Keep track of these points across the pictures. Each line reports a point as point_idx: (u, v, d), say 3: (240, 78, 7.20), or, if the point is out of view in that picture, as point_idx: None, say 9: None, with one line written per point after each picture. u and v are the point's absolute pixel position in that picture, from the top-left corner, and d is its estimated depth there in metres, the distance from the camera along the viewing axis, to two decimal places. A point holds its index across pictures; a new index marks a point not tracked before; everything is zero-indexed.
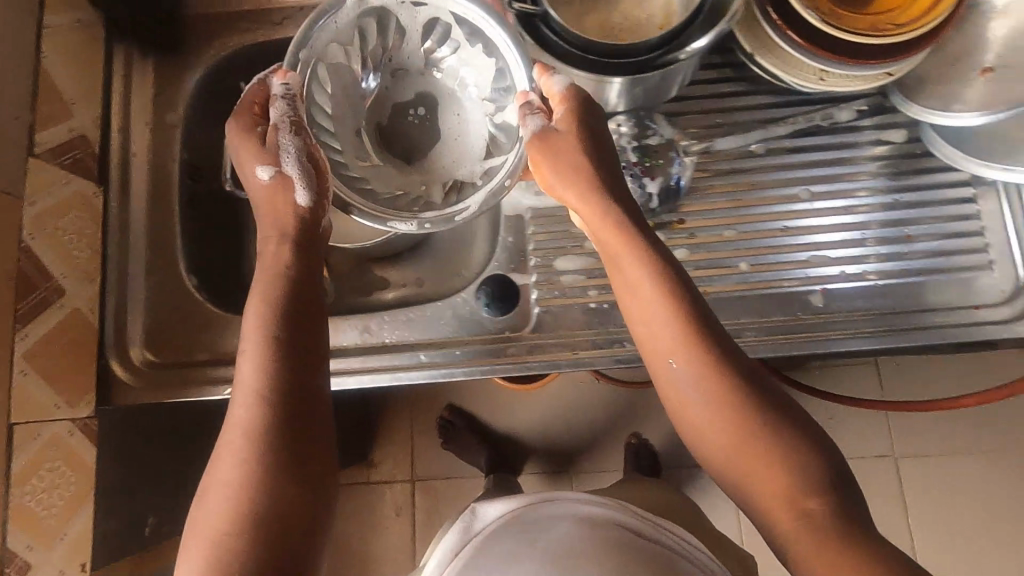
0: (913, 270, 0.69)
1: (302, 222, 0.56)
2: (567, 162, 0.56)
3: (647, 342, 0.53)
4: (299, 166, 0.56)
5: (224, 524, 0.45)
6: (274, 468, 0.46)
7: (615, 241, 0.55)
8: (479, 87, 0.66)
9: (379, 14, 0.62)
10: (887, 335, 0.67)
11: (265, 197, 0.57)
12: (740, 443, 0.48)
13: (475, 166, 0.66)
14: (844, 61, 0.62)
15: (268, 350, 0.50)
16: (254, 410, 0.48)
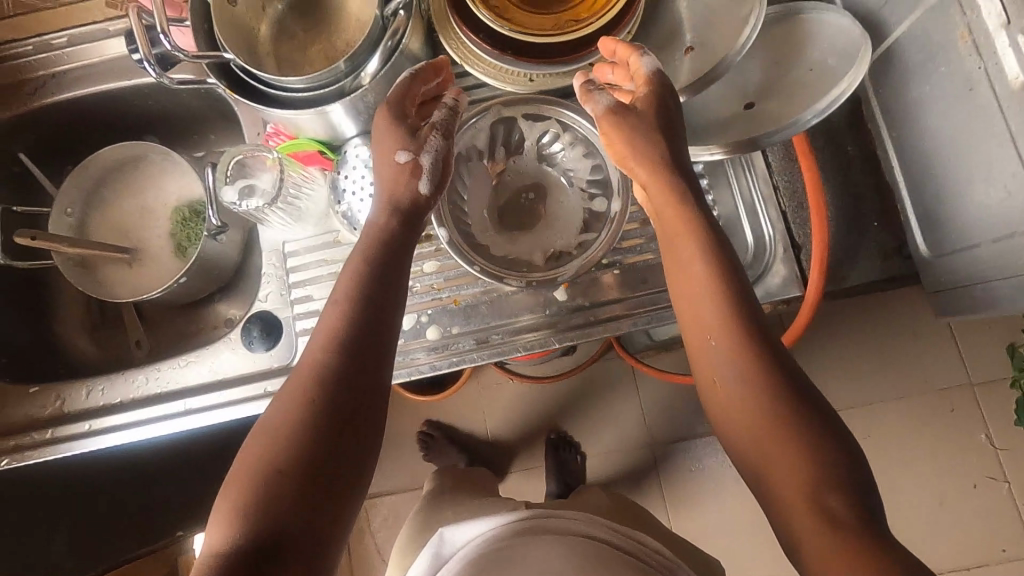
0: (647, 253, 0.68)
1: (407, 206, 0.60)
2: (639, 144, 0.59)
3: (686, 309, 0.57)
4: (434, 160, 0.61)
5: (253, 473, 0.47)
6: (319, 448, 0.48)
7: (670, 218, 0.58)
8: (574, 174, 0.67)
9: (505, 122, 0.66)
10: (624, 322, 0.67)
11: (388, 173, 0.61)
12: (750, 410, 0.50)
13: (570, 237, 0.66)
14: (547, 65, 0.62)
15: (343, 342, 0.53)
16: (321, 382, 0.51)
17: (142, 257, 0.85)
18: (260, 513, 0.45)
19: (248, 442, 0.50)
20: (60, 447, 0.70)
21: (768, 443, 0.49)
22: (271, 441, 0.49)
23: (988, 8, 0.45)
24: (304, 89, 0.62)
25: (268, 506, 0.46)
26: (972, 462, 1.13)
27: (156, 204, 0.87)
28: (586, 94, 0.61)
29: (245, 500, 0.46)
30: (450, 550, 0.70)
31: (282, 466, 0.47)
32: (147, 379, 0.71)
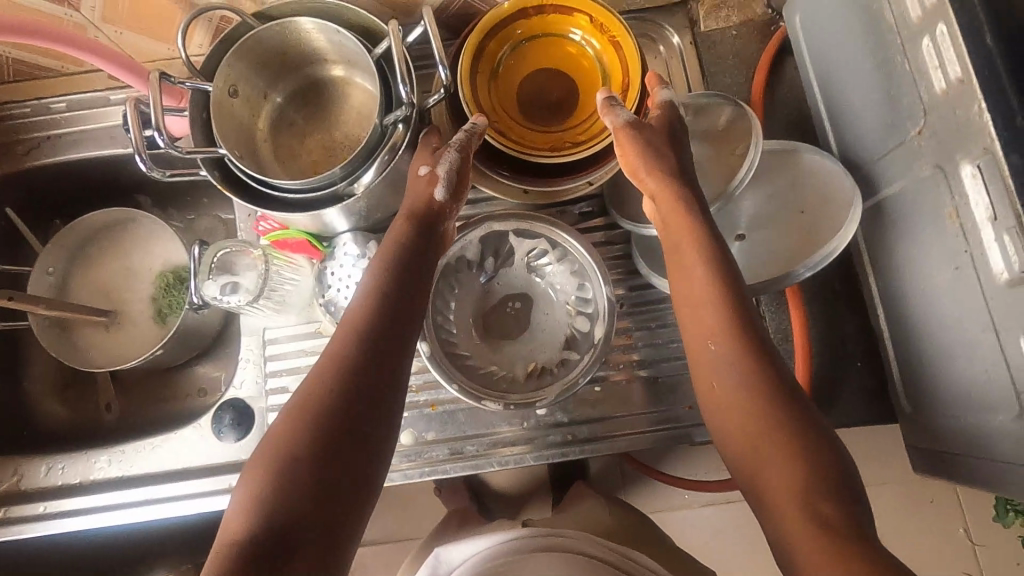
0: (629, 372, 0.68)
1: (424, 213, 0.61)
2: (649, 156, 0.57)
3: (688, 318, 0.56)
4: (449, 171, 0.60)
5: (277, 460, 0.47)
6: (335, 439, 0.48)
7: (673, 221, 0.57)
8: (562, 291, 0.67)
9: (495, 234, 0.66)
10: (603, 440, 0.66)
11: (410, 186, 0.62)
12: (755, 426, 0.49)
13: (552, 354, 0.65)
14: (543, 182, 0.64)
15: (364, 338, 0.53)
16: (340, 376, 0.51)
17: (120, 321, 0.84)
18: (275, 500, 0.45)
19: (265, 434, 0.50)
20: (12, 528, 0.67)
21: (761, 450, 0.49)
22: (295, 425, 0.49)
23: (978, 198, 0.45)
24: (302, 188, 0.61)
25: (283, 493, 0.45)
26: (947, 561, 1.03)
27: (141, 267, 0.85)
28: (607, 107, 0.59)
29: (259, 487, 0.46)
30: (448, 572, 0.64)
31: (298, 455, 0.47)
32: (109, 462, 0.69)
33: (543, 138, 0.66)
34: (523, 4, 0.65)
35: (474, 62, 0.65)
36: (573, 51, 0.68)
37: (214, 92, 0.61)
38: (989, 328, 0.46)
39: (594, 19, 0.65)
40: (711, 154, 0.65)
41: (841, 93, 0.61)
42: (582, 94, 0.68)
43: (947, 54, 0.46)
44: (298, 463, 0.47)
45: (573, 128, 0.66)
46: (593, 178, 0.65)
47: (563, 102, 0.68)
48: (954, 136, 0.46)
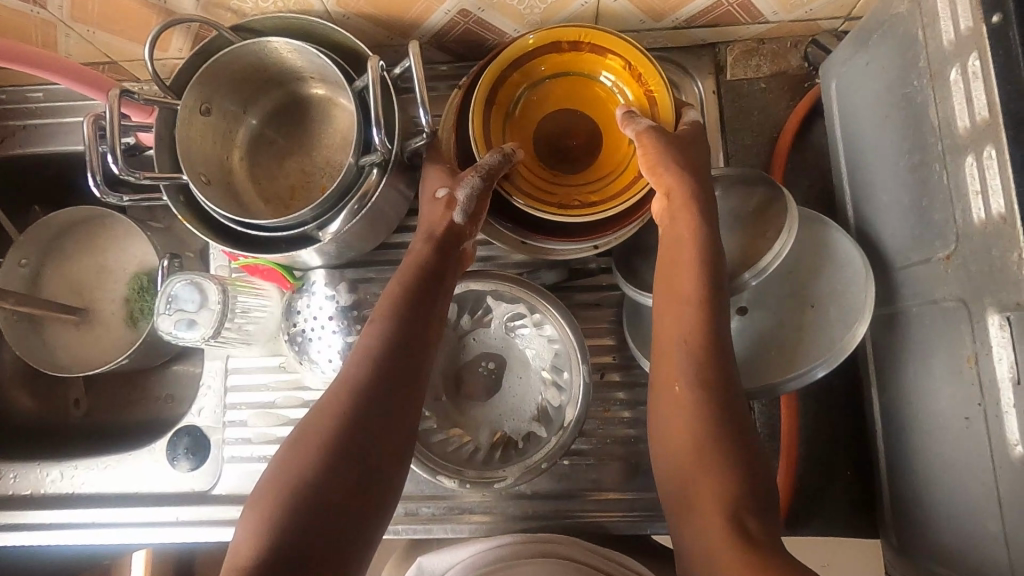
0: (602, 448, 0.64)
1: (445, 236, 0.56)
2: (671, 149, 0.53)
3: (664, 311, 0.52)
4: (469, 198, 0.55)
5: (285, 479, 0.45)
6: (349, 465, 0.46)
7: (676, 208, 0.53)
8: (538, 358, 0.63)
9: (471, 292, 0.61)
10: (565, 519, 0.63)
11: (427, 211, 0.57)
12: (706, 481, 0.46)
13: (520, 424, 0.62)
14: (545, 239, 0.58)
15: (383, 359, 0.50)
16: (357, 400, 0.48)
17: (92, 320, 0.82)
18: (286, 527, 0.42)
19: (276, 456, 0.47)
20: None
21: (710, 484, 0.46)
22: (303, 442, 0.47)
23: (1002, 353, 0.39)
24: (270, 229, 0.57)
25: (294, 520, 0.43)
26: None
27: (116, 265, 0.83)
28: (626, 118, 0.55)
29: (272, 513, 0.43)
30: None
31: (312, 482, 0.44)
32: (61, 476, 0.68)
33: (551, 189, 0.59)
34: (556, 37, 0.58)
35: (491, 93, 0.59)
36: (604, 94, 0.61)
37: (181, 111, 0.57)
38: (993, 496, 0.41)
39: (629, 64, 0.58)
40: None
41: (873, 184, 0.54)
42: (604, 146, 0.61)
43: (992, 181, 0.39)
44: (308, 481, 0.44)
45: (589, 182, 0.60)
46: (599, 242, 0.58)
47: (581, 149, 0.61)
48: (985, 277, 0.40)
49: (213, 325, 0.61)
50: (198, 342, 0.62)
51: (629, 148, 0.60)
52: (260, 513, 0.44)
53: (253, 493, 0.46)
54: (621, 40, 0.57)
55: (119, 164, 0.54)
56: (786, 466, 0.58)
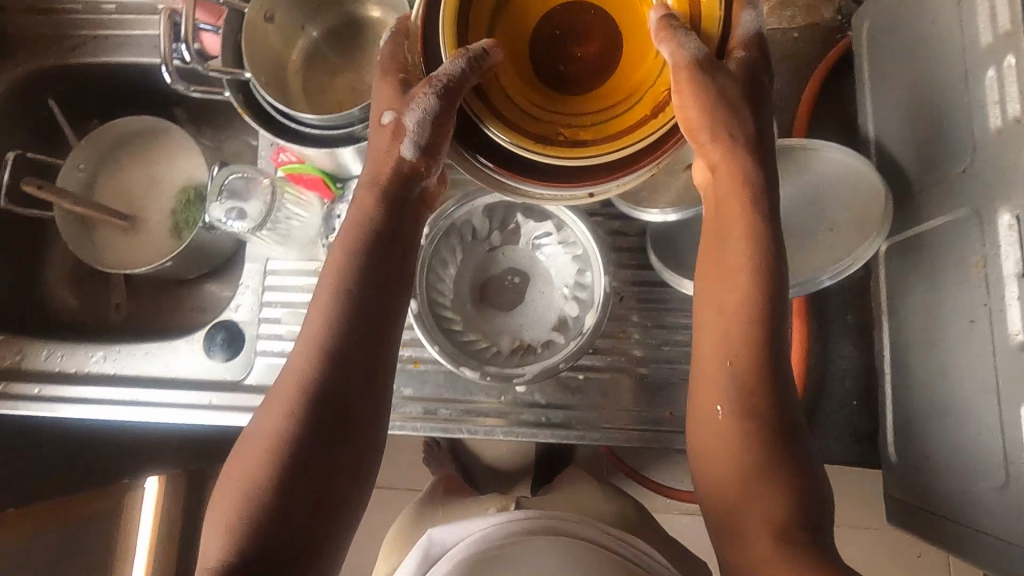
0: (615, 366, 0.67)
1: (393, 178, 0.51)
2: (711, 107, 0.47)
3: (707, 326, 0.52)
4: (422, 122, 0.47)
5: (247, 488, 0.45)
6: (304, 469, 0.46)
7: (727, 206, 0.52)
8: (562, 274, 0.66)
9: (502, 203, 0.65)
10: (575, 431, 0.65)
11: (376, 141, 0.52)
12: (738, 480, 0.49)
13: (539, 333, 0.65)
14: (534, 182, 0.45)
15: (331, 350, 0.48)
16: (305, 399, 0.47)
17: (139, 226, 0.87)
18: (245, 529, 0.44)
19: (234, 457, 0.48)
20: (5, 402, 0.71)
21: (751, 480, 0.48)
22: (262, 446, 0.47)
23: (1010, 250, 0.42)
24: (321, 126, 0.61)
25: (252, 524, 0.44)
26: None
27: (166, 178, 0.88)
28: (664, 32, 0.43)
29: (229, 515, 0.45)
30: (439, 552, 0.65)
31: (271, 478, 0.45)
32: (104, 358, 0.73)
33: (538, 113, 0.44)
34: None
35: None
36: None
37: (248, 11, 0.61)
38: (992, 392, 0.44)
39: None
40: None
41: (898, 116, 0.57)
42: (623, 59, 0.47)
43: (1010, 88, 0.42)
44: (270, 485, 0.45)
45: (589, 110, 0.45)
46: (597, 192, 0.43)
47: (587, 61, 0.46)
48: (999, 182, 0.43)
49: (258, 216, 0.66)
50: (243, 231, 0.67)
51: (653, 66, 0.46)
52: (224, 521, 0.45)
53: (216, 496, 0.47)
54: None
55: (198, 61, 0.60)
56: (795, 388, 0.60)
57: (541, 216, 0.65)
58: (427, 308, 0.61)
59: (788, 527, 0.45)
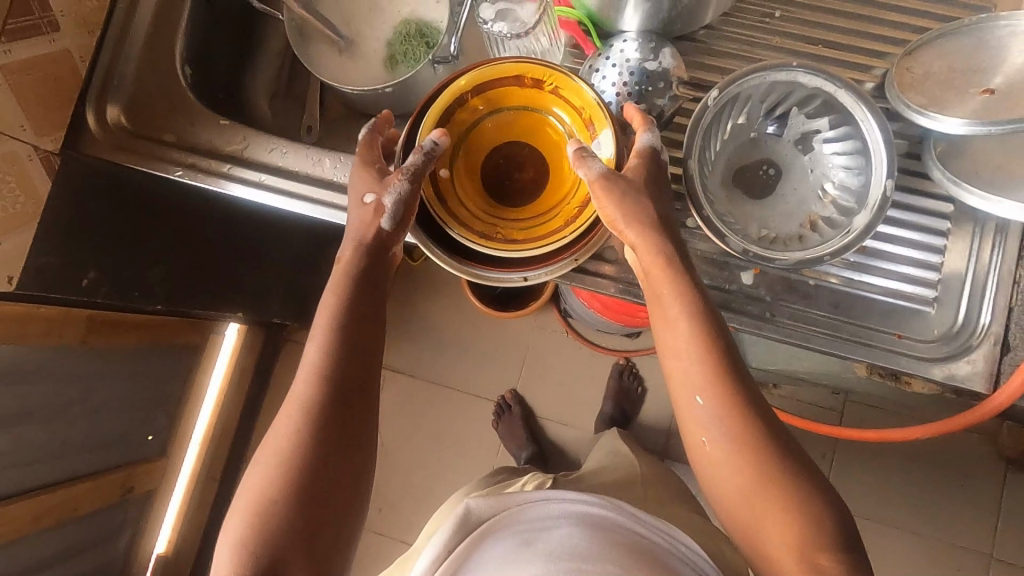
0: (853, 280, 0.65)
1: (373, 244, 0.60)
2: (628, 202, 0.56)
3: (673, 369, 0.58)
4: (395, 202, 0.58)
5: (264, 502, 0.51)
6: (310, 472, 0.52)
7: (657, 279, 0.58)
8: (827, 172, 0.64)
9: (791, 85, 0.62)
10: (800, 332, 0.64)
11: (357, 217, 0.60)
12: (751, 503, 0.54)
13: (789, 227, 0.64)
14: (502, 271, 0.59)
15: (322, 379, 0.55)
16: (304, 416, 0.54)
17: (353, 50, 0.84)
18: (260, 540, 0.50)
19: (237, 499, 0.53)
20: (226, 184, 0.72)
21: (764, 511, 0.54)
22: (268, 457, 0.53)
23: None
24: None
25: (270, 531, 0.50)
26: (929, 554, 1.23)
27: (390, 8, 0.85)
28: (580, 159, 0.57)
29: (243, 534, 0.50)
30: (477, 521, 0.68)
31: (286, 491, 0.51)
32: (313, 159, 0.72)
33: (486, 217, 0.62)
34: (498, 73, 0.60)
35: (445, 114, 0.61)
36: (554, 136, 0.63)
37: None
38: None
39: (583, 111, 0.60)
40: None
41: None
42: (549, 187, 0.63)
43: None
44: (292, 482, 0.52)
45: (522, 219, 0.62)
46: (530, 275, 0.59)
47: (524, 183, 0.63)
48: None
49: (522, 25, 0.67)
50: (497, 34, 0.68)
51: (569, 191, 0.62)
52: (240, 541, 0.50)
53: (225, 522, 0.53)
54: (580, 88, 0.59)
55: None
56: None
57: (822, 112, 0.63)
58: (695, 174, 0.61)
59: (812, 556, 0.51)
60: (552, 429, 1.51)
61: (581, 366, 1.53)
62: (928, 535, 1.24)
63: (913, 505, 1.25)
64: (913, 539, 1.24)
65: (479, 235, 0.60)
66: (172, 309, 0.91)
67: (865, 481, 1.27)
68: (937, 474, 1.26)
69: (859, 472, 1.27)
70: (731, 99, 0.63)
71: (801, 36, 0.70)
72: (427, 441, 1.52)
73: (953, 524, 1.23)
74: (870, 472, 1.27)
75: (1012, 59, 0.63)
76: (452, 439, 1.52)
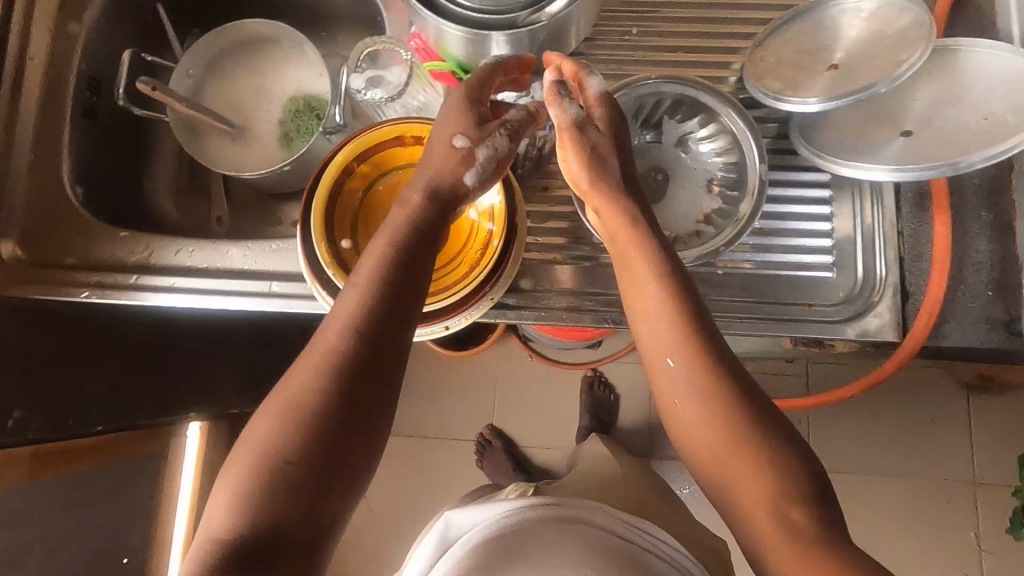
0: (758, 262, 0.68)
1: (447, 196, 0.57)
2: (598, 164, 0.58)
3: (645, 335, 0.56)
4: (490, 155, 0.58)
5: (262, 461, 0.47)
6: (304, 473, 0.47)
7: (622, 243, 0.58)
8: (706, 168, 0.68)
9: (657, 95, 0.66)
10: (721, 322, 0.67)
11: (439, 160, 0.57)
12: (728, 463, 0.51)
13: (686, 226, 0.67)
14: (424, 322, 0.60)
15: (333, 370, 0.50)
16: (313, 389, 0.49)
17: (246, 136, 0.85)
18: (253, 508, 0.46)
19: (225, 472, 0.49)
20: (139, 295, 0.71)
21: (744, 475, 0.50)
22: (270, 411, 0.50)
23: None
24: (474, 10, 0.62)
25: (260, 502, 0.46)
26: (915, 493, 1.26)
27: (275, 89, 0.86)
28: (555, 96, 0.59)
29: (223, 508, 0.46)
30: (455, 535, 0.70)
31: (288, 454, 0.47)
32: (222, 254, 0.72)
33: None
34: (380, 137, 0.62)
35: (336, 186, 0.62)
36: None
37: None
38: None
39: None
40: (876, 50, 0.66)
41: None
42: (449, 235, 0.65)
43: None
44: (287, 448, 0.48)
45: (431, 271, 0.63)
46: (450, 322, 0.60)
47: None
48: None
49: (393, 87, 0.71)
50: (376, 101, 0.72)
51: (467, 234, 0.64)
52: (233, 496, 0.46)
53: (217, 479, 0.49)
54: None
55: None
56: (938, 277, 0.63)
57: (688, 114, 0.67)
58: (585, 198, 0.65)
59: None
60: (536, 455, 1.51)
61: (551, 387, 1.53)
62: (910, 474, 1.27)
63: (889, 450, 1.28)
64: (898, 482, 1.27)
65: None
66: (113, 426, 0.87)
67: (840, 436, 1.30)
68: (907, 412, 1.29)
69: (833, 429, 1.31)
70: None
71: (661, 47, 0.74)
72: (416, 498, 1.48)
73: (930, 459, 1.28)
74: (842, 427, 1.31)
75: (851, 35, 0.68)
76: (439, 489, 1.49)
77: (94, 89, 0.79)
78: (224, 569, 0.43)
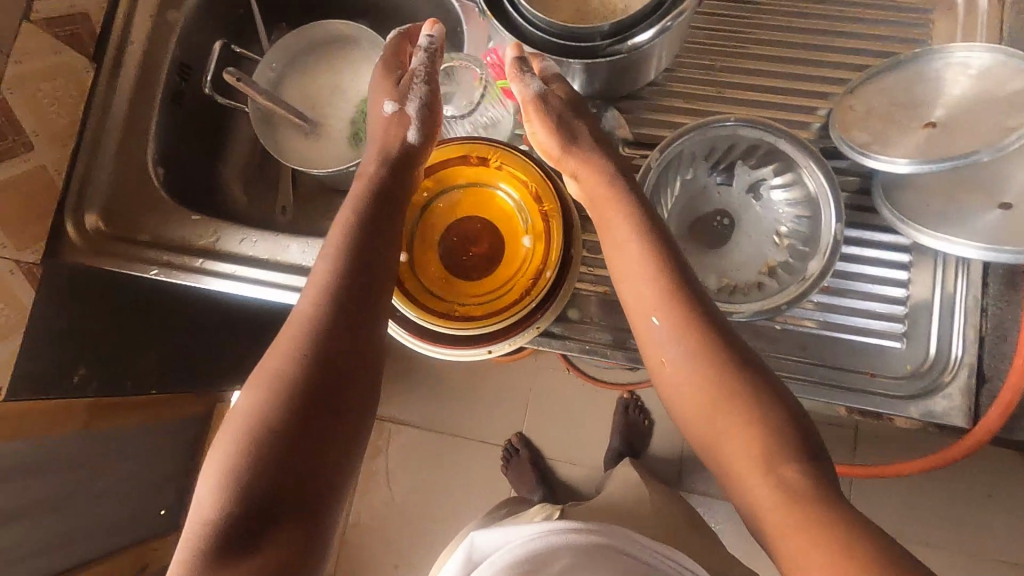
0: (820, 323, 0.65)
1: (402, 151, 0.64)
2: (562, 132, 0.65)
3: (630, 295, 0.60)
4: (423, 110, 0.65)
5: (251, 423, 0.51)
6: (288, 426, 0.51)
7: (602, 205, 0.63)
8: (779, 218, 0.65)
9: (732, 139, 0.64)
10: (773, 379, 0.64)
11: (382, 127, 0.65)
12: (720, 421, 0.55)
13: (748, 276, 0.64)
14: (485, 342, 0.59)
15: (312, 333, 0.55)
16: (296, 354, 0.54)
17: (319, 131, 0.87)
18: (246, 466, 0.49)
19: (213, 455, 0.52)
20: (202, 278, 0.74)
21: (742, 458, 0.53)
22: (261, 377, 0.54)
23: None
24: (556, 37, 0.60)
25: (249, 460, 0.49)
26: None
27: (350, 88, 0.88)
28: (517, 72, 0.64)
29: (213, 502, 0.48)
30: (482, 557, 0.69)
31: (273, 409, 0.51)
32: (282, 248, 0.74)
33: (441, 297, 0.62)
34: None
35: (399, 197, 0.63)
36: (504, 209, 0.65)
37: None
38: None
39: (529, 183, 0.63)
40: (979, 113, 0.61)
41: None
42: (501, 258, 0.64)
43: None
44: (278, 404, 0.52)
45: (481, 294, 0.63)
46: (494, 347, 0.60)
47: (478, 257, 0.65)
48: None
49: (465, 105, 0.72)
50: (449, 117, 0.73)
51: (521, 260, 0.63)
52: (224, 464, 0.50)
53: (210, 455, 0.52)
54: (523, 161, 0.63)
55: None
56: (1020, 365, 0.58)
57: (763, 160, 0.65)
58: None
59: None
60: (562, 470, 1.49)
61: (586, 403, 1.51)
62: None
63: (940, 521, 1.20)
64: None
65: (442, 313, 0.60)
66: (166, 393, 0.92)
67: None
68: None
69: None
70: (675, 158, 0.65)
71: (744, 84, 0.71)
72: (440, 494, 1.49)
73: None
74: None
75: (954, 90, 0.63)
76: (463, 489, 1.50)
77: (183, 77, 0.82)
78: (225, 544, 0.46)
